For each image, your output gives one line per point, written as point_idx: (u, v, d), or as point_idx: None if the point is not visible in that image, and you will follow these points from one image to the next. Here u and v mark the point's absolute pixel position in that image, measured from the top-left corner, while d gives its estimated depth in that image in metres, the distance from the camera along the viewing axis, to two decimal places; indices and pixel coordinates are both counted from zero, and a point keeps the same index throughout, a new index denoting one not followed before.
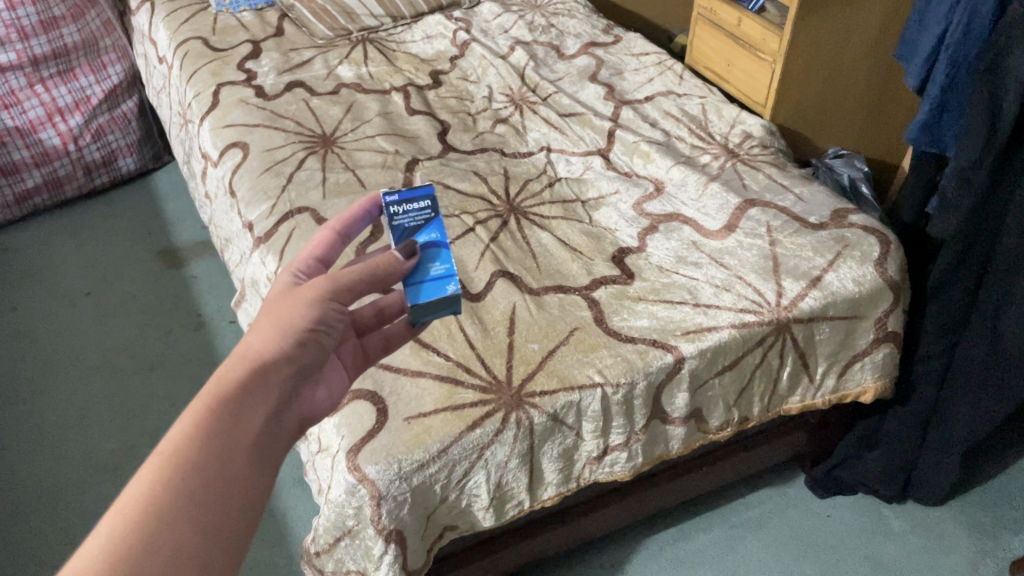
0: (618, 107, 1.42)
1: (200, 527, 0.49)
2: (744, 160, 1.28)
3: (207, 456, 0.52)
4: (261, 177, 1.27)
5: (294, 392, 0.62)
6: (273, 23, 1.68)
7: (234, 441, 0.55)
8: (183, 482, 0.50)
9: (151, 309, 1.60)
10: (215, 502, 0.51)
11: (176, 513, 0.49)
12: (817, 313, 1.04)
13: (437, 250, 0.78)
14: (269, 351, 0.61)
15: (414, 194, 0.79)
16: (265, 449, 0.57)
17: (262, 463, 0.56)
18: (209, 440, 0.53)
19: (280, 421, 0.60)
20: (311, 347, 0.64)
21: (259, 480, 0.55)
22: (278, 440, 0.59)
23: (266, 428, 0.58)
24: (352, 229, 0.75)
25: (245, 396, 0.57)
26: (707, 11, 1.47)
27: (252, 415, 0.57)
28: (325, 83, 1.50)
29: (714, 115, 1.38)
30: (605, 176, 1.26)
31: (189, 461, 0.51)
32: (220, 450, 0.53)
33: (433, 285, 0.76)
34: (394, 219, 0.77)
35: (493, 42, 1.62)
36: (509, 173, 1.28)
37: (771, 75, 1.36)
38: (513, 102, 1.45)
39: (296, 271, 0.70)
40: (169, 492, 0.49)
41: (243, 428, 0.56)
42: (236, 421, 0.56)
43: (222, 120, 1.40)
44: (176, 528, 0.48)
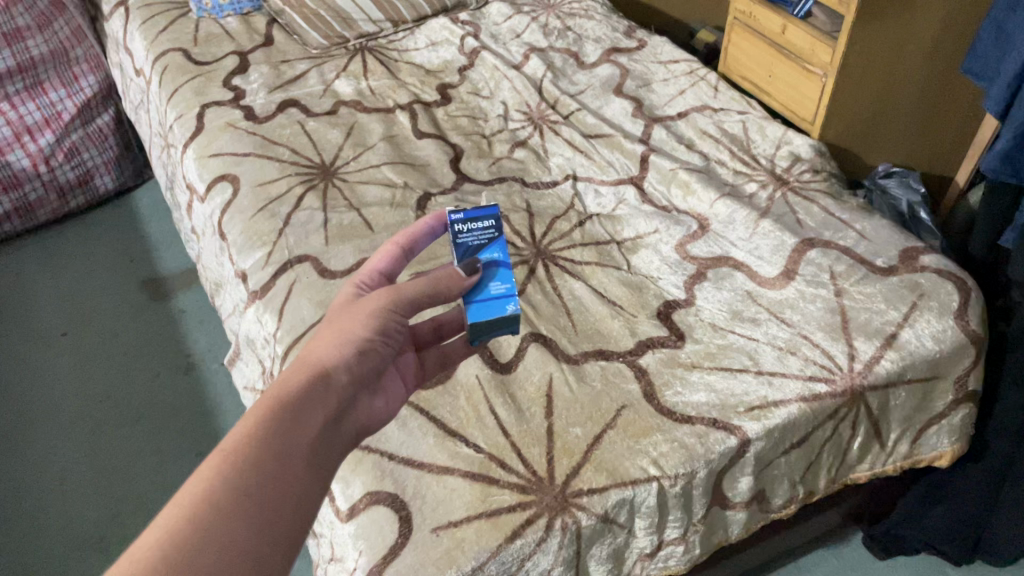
0: (649, 125, 1.28)
1: (252, 529, 0.49)
2: (794, 190, 1.14)
3: (264, 458, 0.52)
4: (255, 218, 1.13)
5: (355, 401, 0.62)
6: (261, 30, 1.52)
7: (297, 442, 0.55)
8: (237, 484, 0.50)
9: (136, 349, 1.47)
10: (266, 506, 0.50)
11: (229, 511, 0.49)
12: (894, 378, 0.91)
13: (497, 272, 0.79)
14: (332, 358, 0.61)
15: (479, 213, 0.80)
16: (328, 453, 0.56)
17: (322, 471, 0.55)
18: (269, 441, 0.54)
19: (342, 429, 0.60)
20: (373, 354, 0.63)
21: (319, 485, 0.55)
22: (339, 448, 0.58)
23: (327, 434, 0.57)
24: (417, 244, 0.74)
25: (307, 400, 0.58)
26: (744, 15, 1.31)
27: (313, 419, 0.57)
28: (322, 103, 1.35)
29: (757, 135, 1.24)
30: (641, 212, 1.12)
31: (245, 462, 0.51)
32: (280, 452, 0.53)
33: (490, 306, 0.77)
34: (458, 237, 0.79)
35: (504, 50, 1.47)
36: (533, 209, 1.14)
37: (822, 90, 1.21)
38: (531, 120, 1.31)
39: (360, 283, 0.71)
40: (225, 492, 0.49)
41: (303, 431, 0.56)
42: (296, 423, 0.56)
43: (208, 149, 1.26)
44: (225, 529, 0.48)
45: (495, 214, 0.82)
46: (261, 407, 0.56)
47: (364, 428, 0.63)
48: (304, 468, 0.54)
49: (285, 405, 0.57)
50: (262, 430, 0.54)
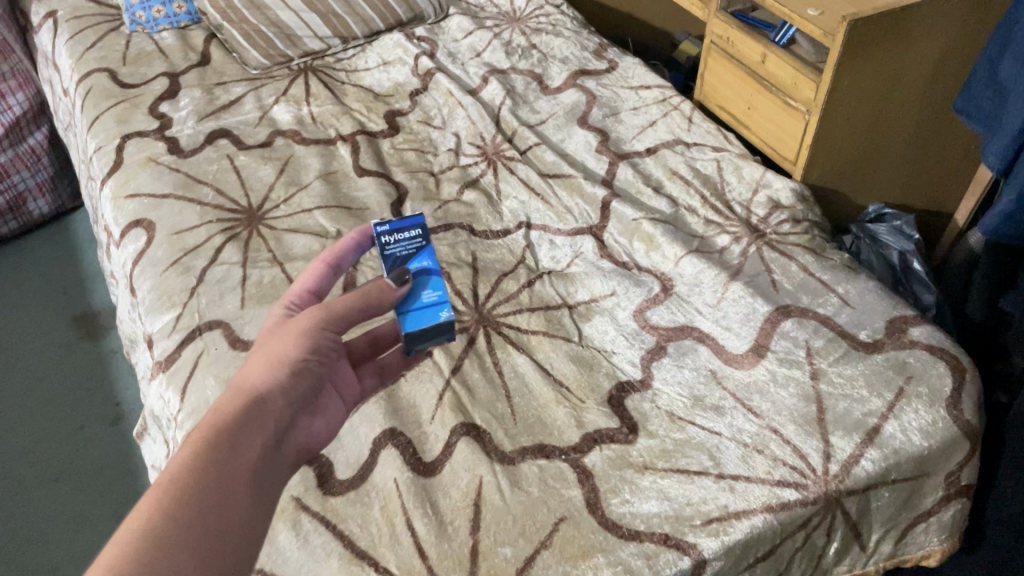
0: (614, 164, 1.15)
1: (205, 556, 0.48)
2: (771, 244, 1.02)
3: (206, 484, 0.51)
4: (167, 273, 1.01)
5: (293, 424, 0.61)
6: (197, 47, 1.39)
7: (237, 468, 0.54)
8: (180, 514, 0.49)
9: (61, 398, 1.35)
10: (215, 532, 0.49)
11: (174, 542, 0.47)
12: (876, 480, 0.80)
13: (429, 278, 0.77)
14: (265, 382, 0.61)
15: (405, 223, 0.80)
16: (270, 476, 0.56)
17: (265, 499, 0.55)
18: (206, 472, 0.52)
19: (281, 454, 0.59)
20: (309, 375, 0.63)
21: (263, 510, 0.54)
22: (280, 473, 0.58)
23: (265, 459, 0.57)
24: (344, 259, 0.73)
25: (242, 428, 0.57)
26: (721, 39, 1.18)
27: (251, 446, 0.56)
28: (256, 133, 1.23)
29: (733, 177, 1.12)
30: (598, 269, 1.00)
31: (185, 494, 0.50)
32: (220, 480, 0.52)
33: (427, 313, 0.75)
34: (386, 248, 0.78)
35: (461, 72, 1.35)
36: (479, 263, 1.02)
37: (805, 127, 1.08)
38: (485, 156, 1.19)
39: (289, 303, 0.70)
40: (169, 522, 0.48)
41: (241, 458, 0.55)
42: (234, 451, 0.55)
43: (125, 188, 1.14)
44: (173, 560, 0.46)
45: (423, 225, 0.81)
46: (195, 442, 0.55)
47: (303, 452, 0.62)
48: (249, 492, 0.53)
49: (221, 434, 0.56)
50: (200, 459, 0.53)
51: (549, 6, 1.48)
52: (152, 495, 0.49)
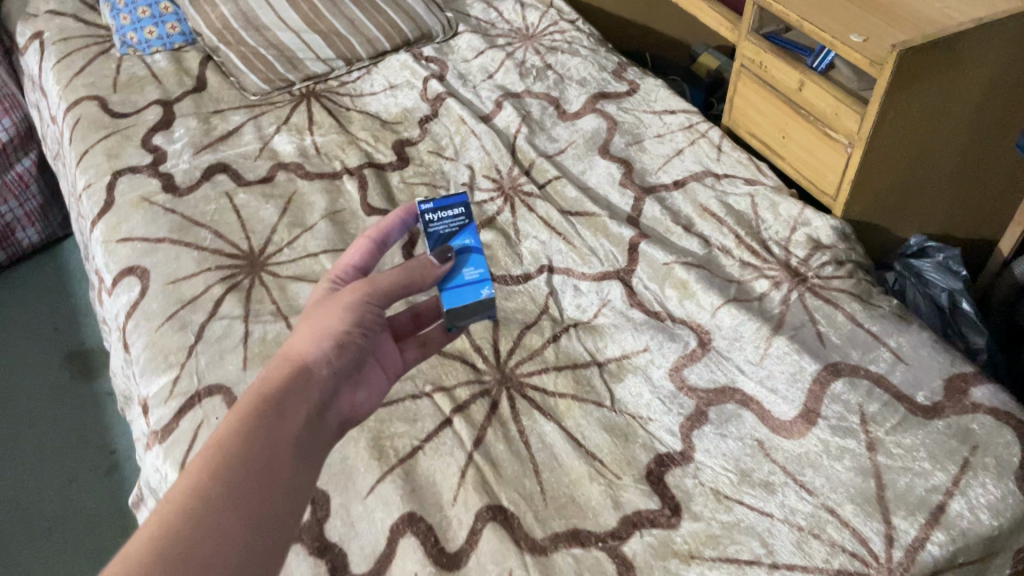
0: (640, 199, 1.08)
1: (245, 516, 0.52)
2: (814, 289, 0.95)
3: (252, 447, 0.56)
4: (163, 328, 0.94)
5: (337, 394, 0.66)
6: (193, 71, 1.32)
7: (282, 433, 0.59)
8: (227, 479, 0.54)
9: (53, 446, 1.27)
10: (257, 493, 0.54)
11: (222, 505, 0.52)
12: (943, 566, 0.71)
13: (469, 255, 0.82)
14: (312, 353, 0.65)
15: (450, 202, 0.85)
16: (313, 442, 0.61)
17: (306, 465, 0.59)
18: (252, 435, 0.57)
19: (324, 421, 0.64)
20: (351, 348, 0.67)
21: (305, 477, 0.58)
22: (322, 439, 0.62)
23: (309, 427, 0.61)
24: (389, 237, 0.78)
25: (289, 397, 0.61)
26: (753, 63, 1.10)
27: (296, 415, 0.61)
28: (256, 167, 1.15)
29: (768, 213, 1.05)
30: (628, 321, 0.93)
31: (233, 458, 0.55)
32: (265, 444, 0.57)
33: (465, 289, 0.80)
34: (429, 226, 0.83)
35: (473, 96, 1.27)
36: (500, 314, 0.95)
37: (847, 161, 1.01)
38: (501, 190, 1.11)
39: (336, 278, 0.75)
40: (215, 482, 0.53)
41: (287, 426, 0.59)
42: (280, 419, 0.60)
43: (116, 231, 1.06)
44: (219, 520, 0.51)
45: (464, 206, 0.86)
46: (245, 404, 0.60)
47: (346, 419, 0.67)
48: (291, 455, 0.58)
49: (269, 399, 0.61)
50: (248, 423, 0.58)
51: (563, 22, 1.40)
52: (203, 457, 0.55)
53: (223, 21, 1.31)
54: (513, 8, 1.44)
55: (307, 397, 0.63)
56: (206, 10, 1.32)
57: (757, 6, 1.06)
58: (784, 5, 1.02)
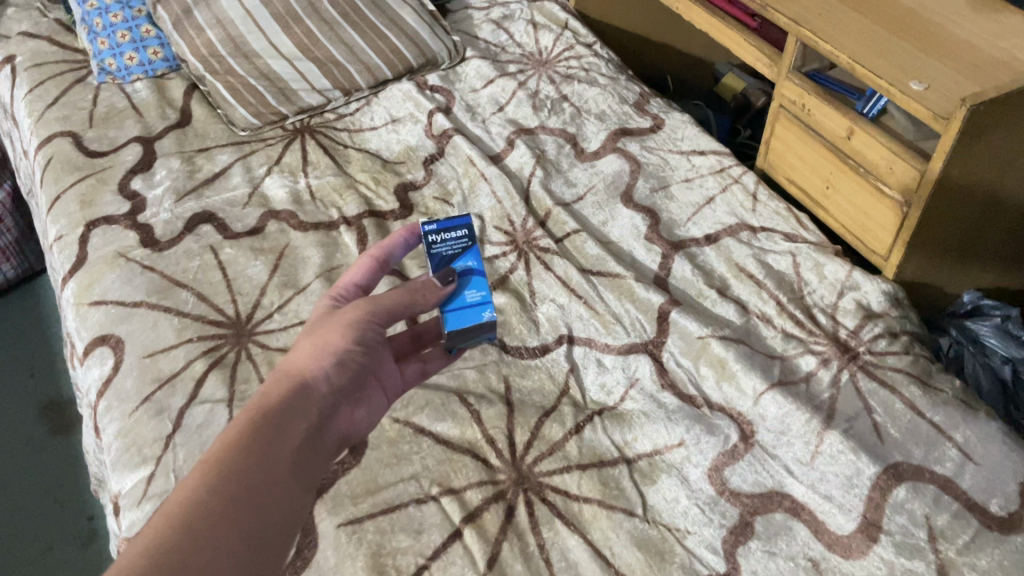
0: (668, 256, 0.98)
1: (243, 530, 0.50)
2: (867, 369, 0.85)
3: (252, 458, 0.54)
4: (138, 412, 0.84)
5: (339, 412, 0.63)
6: (177, 103, 1.21)
7: (283, 447, 0.56)
8: (218, 495, 0.50)
9: (26, 511, 1.17)
10: (256, 507, 0.51)
11: (215, 520, 0.49)
12: None
13: (471, 277, 0.78)
14: (313, 368, 0.62)
15: (453, 223, 0.82)
16: (314, 458, 0.58)
17: (306, 485, 0.56)
18: (252, 448, 0.54)
19: (326, 439, 0.60)
20: (352, 364, 0.64)
21: (302, 498, 0.55)
22: (324, 456, 0.59)
23: (310, 445, 0.58)
24: (390, 257, 0.76)
25: (288, 413, 0.58)
26: (794, 105, 0.99)
27: (296, 432, 0.58)
28: (245, 216, 1.05)
29: (812, 275, 0.94)
30: (660, 407, 0.82)
31: (224, 475, 0.52)
32: (267, 457, 0.54)
33: (467, 312, 0.76)
34: (433, 248, 0.81)
35: (482, 131, 1.17)
36: (514, 396, 0.85)
37: (902, 221, 0.90)
38: (515, 244, 1.01)
39: (336, 296, 0.72)
40: (214, 492, 0.50)
41: (285, 445, 0.56)
42: (279, 435, 0.56)
43: (88, 292, 0.96)
44: (217, 531, 0.48)
45: (468, 231, 0.83)
46: (244, 419, 0.57)
47: (348, 438, 0.64)
48: (292, 470, 0.55)
49: (270, 414, 0.58)
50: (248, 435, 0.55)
51: (579, 46, 1.29)
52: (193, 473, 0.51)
53: (209, 47, 1.20)
54: (524, 29, 1.33)
55: (308, 413, 0.59)
56: (190, 35, 1.21)
57: (800, 42, 0.95)
58: (832, 43, 0.91)
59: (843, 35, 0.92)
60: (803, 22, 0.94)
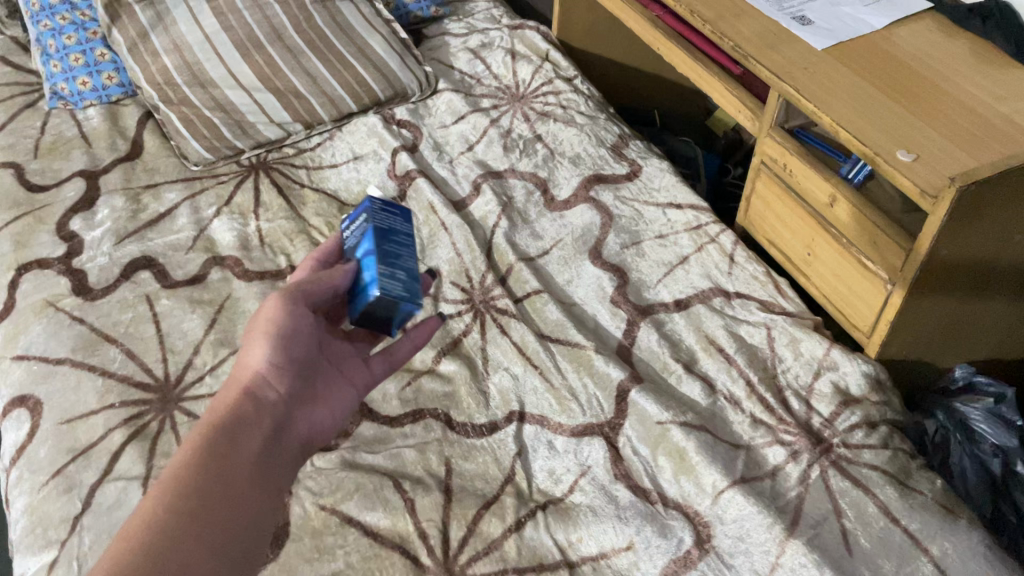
0: (633, 322, 0.91)
1: (195, 546, 0.51)
2: (840, 465, 0.77)
3: (200, 475, 0.55)
4: (48, 486, 0.77)
5: (290, 410, 0.63)
6: (129, 132, 1.15)
7: (230, 457, 0.57)
8: (172, 519, 0.52)
9: None
10: (205, 523, 0.53)
11: (169, 543, 0.50)
12: None
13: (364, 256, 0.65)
14: (257, 373, 0.62)
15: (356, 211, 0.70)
16: (266, 462, 0.59)
17: (262, 493, 0.57)
18: (201, 464, 0.55)
19: (278, 441, 0.61)
20: (297, 363, 0.64)
21: (259, 498, 0.57)
22: (276, 458, 0.60)
23: (261, 449, 0.59)
24: (328, 254, 0.71)
25: (241, 428, 0.59)
26: (776, 164, 0.91)
27: (248, 442, 0.58)
28: (187, 262, 0.98)
29: (787, 351, 0.87)
30: (611, 502, 0.76)
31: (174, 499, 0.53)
32: (214, 470, 0.55)
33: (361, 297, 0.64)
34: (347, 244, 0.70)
35: (448, 174, 1.10)
36: (454, 482, 0.78)
37: (885, 299, 0.83)
38: (472, 304, 0.94)
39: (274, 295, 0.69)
40: (165, 514, 0.52)
41: (235, 457, 0.57)
42: (227, 447, 0.57)
43: (12, 345, 0.90)
44: (172, 553, 0.50)
45: (374, 211, 0.68)
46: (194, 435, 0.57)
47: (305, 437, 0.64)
48: (243, 478, 0.56)
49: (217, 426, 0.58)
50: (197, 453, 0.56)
51: (559, 81, 1.22)
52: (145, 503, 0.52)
53: (164, 75, 1.13)
54: (502, 60, 1.26)
55: (259, 422, 0.60)
56: (145, 60, 1.14)
57: (783, 98, 0.88)
58: (817, 103, 0.83)
59: (830, 94, 0.84)
60: (786, 76, 0.86)
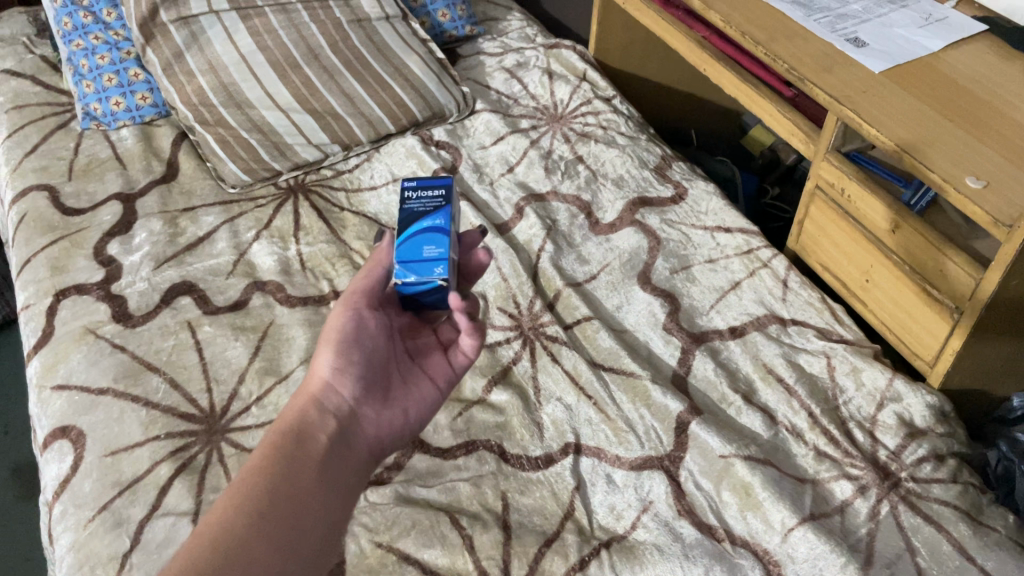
0: (688, 350, 0.89)
1: (265, 548, 0.53)
2: (909, 501, 0.75)
3: (270, 479, 0.56)
4: (94, 522, 0.75)
5: (360, 413, 0.63)
6: (164, 153, 1.13)
7: (298, 466, 0.58)
8: (241, 521, 0.53)
9: None
10: (276, 527, 0.54)
11: (239, 544, 0.52)
12: None
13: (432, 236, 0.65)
14: (323, 379, 0.63)
15: (433, 183, 0.69)
16: (334, 469, 0.60)
17: (327, 498, 0.58)
18: (271, 470, 0.57)
19: (348, 446, 0.61)
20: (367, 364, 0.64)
21: (328, 503, 0.58)
22: (347, 464, 0.61)
23: (330, 453, 0.60)
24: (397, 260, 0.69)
25: (305, 439, 0.60)
26: (833, 189, 0.90)
27: (312, 451, 0.59)
28: (228, 287, 0.96)
29: (848, 381, 0.85)
30: (676, 540, 0.73)
31: (241, 504, 0.54)
32: (284, 475, 0.57)
33: (419, 266, 0.63)
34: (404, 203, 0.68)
35: (489, 196, 1.08)
36: (512, 517, 0.76)
37: (951, 329, 0.80)
38: (521, 330, 0.92)
39: None
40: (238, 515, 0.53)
41: (301, 464, 0.58)
42: (296, 454, 0.59)
43: (52, 374, 0.87)
44: (243, 553, 0.52)
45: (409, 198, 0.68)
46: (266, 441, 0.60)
47: (379, 439, 0.64)
48: (310, 484, 0.57)
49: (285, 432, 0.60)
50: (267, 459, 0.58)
51: (598, 100, 1.20)
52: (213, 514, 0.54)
53: (200, 95, 1.11)
54: (539, 79, 1.24)
55: (321, 429, 0.61)
56: (180, 80, 1.12)
57: (841, 121, 0.86)
58: (879, 128, 0.81)
59: (892, 118, 0.82)
60: (845, 100, 0.85)
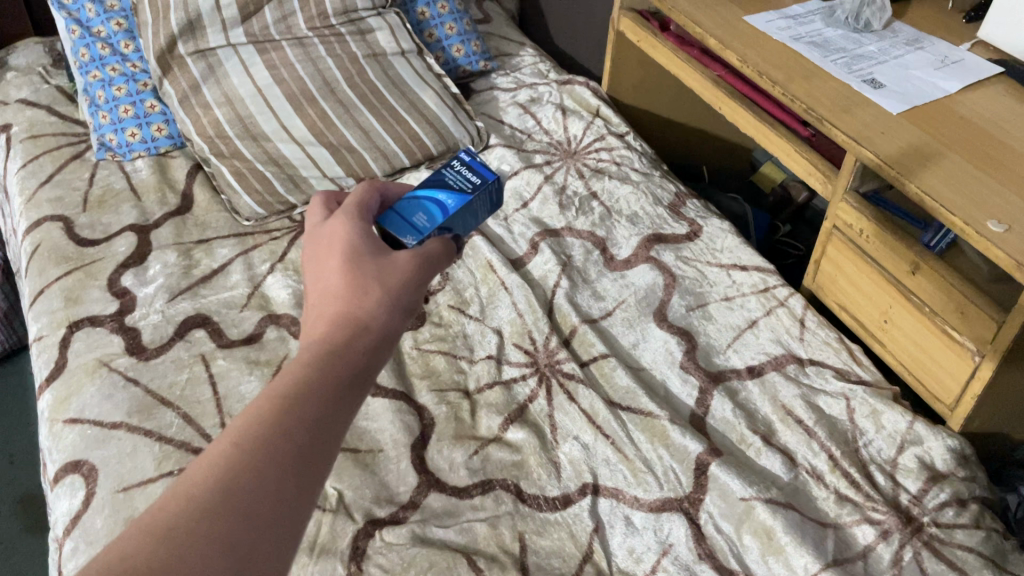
0: (706, 390, 0.88)
1: (292, 502, 0.42)
2: (933, 546, 0.74)
3: (310, 410, 0.45)
4: None
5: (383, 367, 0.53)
6: (179, 185, 1.14)
7: (342, 403, 0.47)
8: (276, 458, 0.43)
9: None
10: (309, 474, 0.44)
11: (266, 488, 0.42)
12: None
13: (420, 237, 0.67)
14: (373, 313, 0.51)
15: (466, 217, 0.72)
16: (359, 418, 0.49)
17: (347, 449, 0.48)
18: (316, 397, 0.46)
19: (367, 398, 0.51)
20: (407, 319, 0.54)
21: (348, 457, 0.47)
22: None
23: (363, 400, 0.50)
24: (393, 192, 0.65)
25: (356, 366, 0.49)
26: (852, 230, 0.90)
27: (356, 390, 0.48)
28: (242, 320, 0.96)
29: (868, 423, 0.84)
30: None
31: (284, 429, 0.44)
32: (327, 411, 0.46)
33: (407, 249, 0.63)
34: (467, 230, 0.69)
35: (504, 232, 1.09)
36: (529, 559, 0.74)
37: (972, 372, 0.80)
38: (537, 367, 0.92)
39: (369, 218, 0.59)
40: (273, 448, 0.43)
41: (342, 404, 0.47)
42: (339, 389, 0.47)
43: (64, 408, 0.86)
44: (269, 501, 0.41)
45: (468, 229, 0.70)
46: (308, 357, 0.48)
47: None
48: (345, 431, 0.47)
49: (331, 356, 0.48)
50: (312, 384, 0.46)
51: (611, 137, 1.21)
52: (237, 430, 0.43)
53: (216, 127, 1.12)
54: (553, 115, 1.25)
55: (367, 367, 0.50)
56: (196, 112, 1.13)
57: (859, 162, 0.86)
58: (899, 169, 0.81)
59: (911, 160, 0.82)
60: (864, 141, 0.85)
